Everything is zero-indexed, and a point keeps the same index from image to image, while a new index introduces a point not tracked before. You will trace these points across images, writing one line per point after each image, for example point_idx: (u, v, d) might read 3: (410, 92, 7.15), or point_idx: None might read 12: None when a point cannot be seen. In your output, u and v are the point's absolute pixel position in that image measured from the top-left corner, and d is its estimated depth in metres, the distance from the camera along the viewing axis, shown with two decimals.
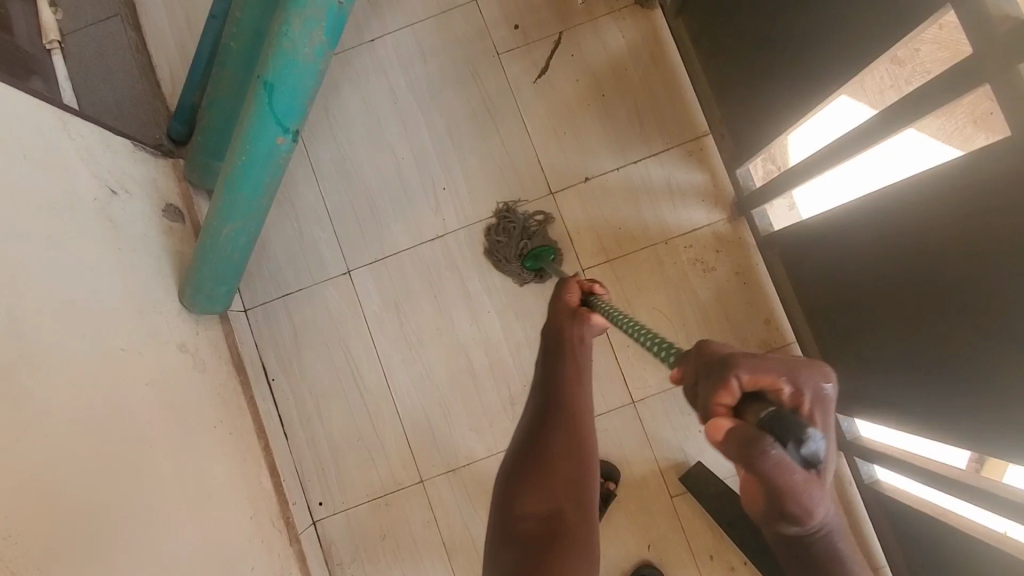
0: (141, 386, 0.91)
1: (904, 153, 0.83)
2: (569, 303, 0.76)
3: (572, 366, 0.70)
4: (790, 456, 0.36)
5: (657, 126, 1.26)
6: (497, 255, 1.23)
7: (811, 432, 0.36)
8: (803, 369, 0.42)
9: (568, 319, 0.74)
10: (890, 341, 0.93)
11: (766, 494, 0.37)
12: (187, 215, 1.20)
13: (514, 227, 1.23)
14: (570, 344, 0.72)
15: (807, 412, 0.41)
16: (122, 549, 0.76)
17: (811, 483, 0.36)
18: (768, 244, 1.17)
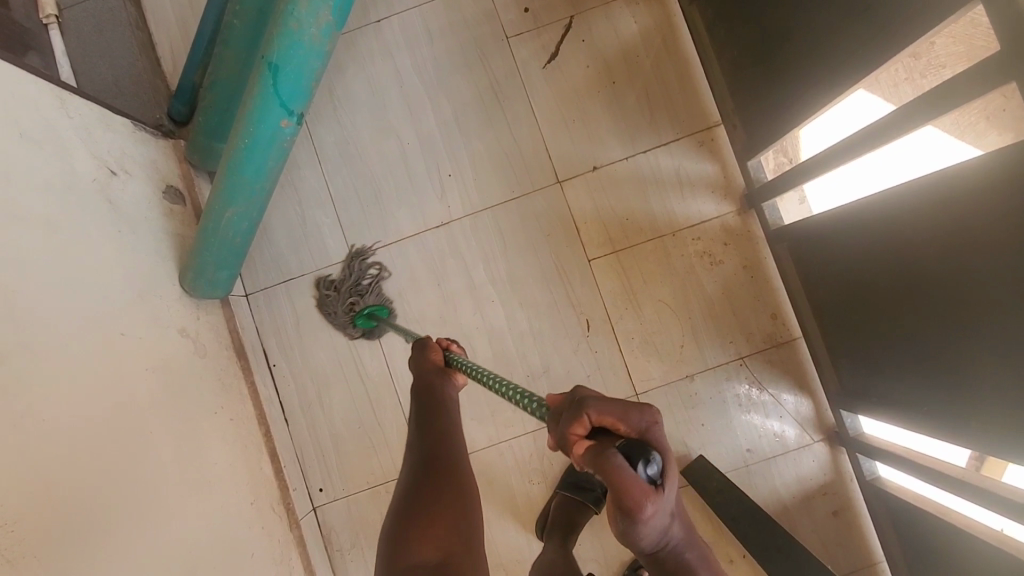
0: (141, 372, 0.90)
1: (919, 149, 0.82)
2: (432, 356, 0.69)
3: (444, 418, 0.61)
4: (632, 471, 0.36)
5: (668, 115, 1.23)
6: (326, 309, 1.22)
7: (654, 455, 0.37)
8: (641, 408, 0.42)
9: (434, 375, 0.67)
10: (898, 339, 0.92)
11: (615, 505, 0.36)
12: (188, 197, 1.18)
13: (345, 280, 1.22)
14: (440, 394, 0.64)
15: None
16: (121, 536, 0.76)
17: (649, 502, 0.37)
18: (778, 238, 1.15)
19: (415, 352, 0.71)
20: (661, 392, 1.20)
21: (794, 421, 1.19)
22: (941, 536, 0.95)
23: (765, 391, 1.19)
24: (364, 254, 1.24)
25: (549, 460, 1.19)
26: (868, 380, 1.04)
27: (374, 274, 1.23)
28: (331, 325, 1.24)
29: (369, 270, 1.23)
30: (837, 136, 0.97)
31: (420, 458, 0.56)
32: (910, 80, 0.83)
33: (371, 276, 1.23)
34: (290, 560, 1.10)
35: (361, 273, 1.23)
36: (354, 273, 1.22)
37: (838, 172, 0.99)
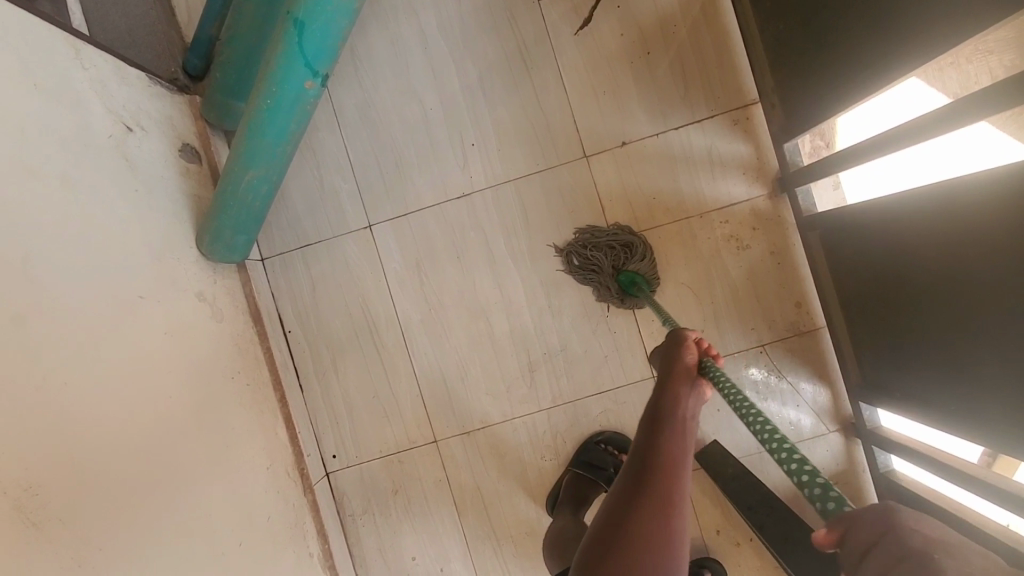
0: (159, 335, 0.89)
1: (964, 147, 0.80)
2: (684, 364, 0.68)
3: (683, 422, 0.60)
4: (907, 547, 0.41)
5: (703, 90, 1.18)
6: (583, 272, 1.17)
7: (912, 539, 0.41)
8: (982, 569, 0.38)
9: (685, 373, 0.67)
10: (927, 337, 0.90)
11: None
12: (204, 156, 1.15)
13: (599, 242, 1.16)
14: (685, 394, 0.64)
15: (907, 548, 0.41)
16: (142, 500, 0.77)
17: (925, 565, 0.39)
18: (809, 226, 1.11)
19: (672, 341, 0.73)
20: None
21: (810, 411, 1.18)
22: None
23: (784, 379, 1.18)
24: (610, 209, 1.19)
25: (562, 438, 1.19)
26: (888, 375, 1.02)
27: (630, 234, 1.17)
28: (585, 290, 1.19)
29: (627, 230, 1.17)
30: (879, 124, 0.95)
31: (640, 457, 0.57)
32: (956, 64, 0.82)
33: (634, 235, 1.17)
34: (304, 523, 1.12)
35: (615, 233, 1.17)
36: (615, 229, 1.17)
37: (877, 162, 0.96)
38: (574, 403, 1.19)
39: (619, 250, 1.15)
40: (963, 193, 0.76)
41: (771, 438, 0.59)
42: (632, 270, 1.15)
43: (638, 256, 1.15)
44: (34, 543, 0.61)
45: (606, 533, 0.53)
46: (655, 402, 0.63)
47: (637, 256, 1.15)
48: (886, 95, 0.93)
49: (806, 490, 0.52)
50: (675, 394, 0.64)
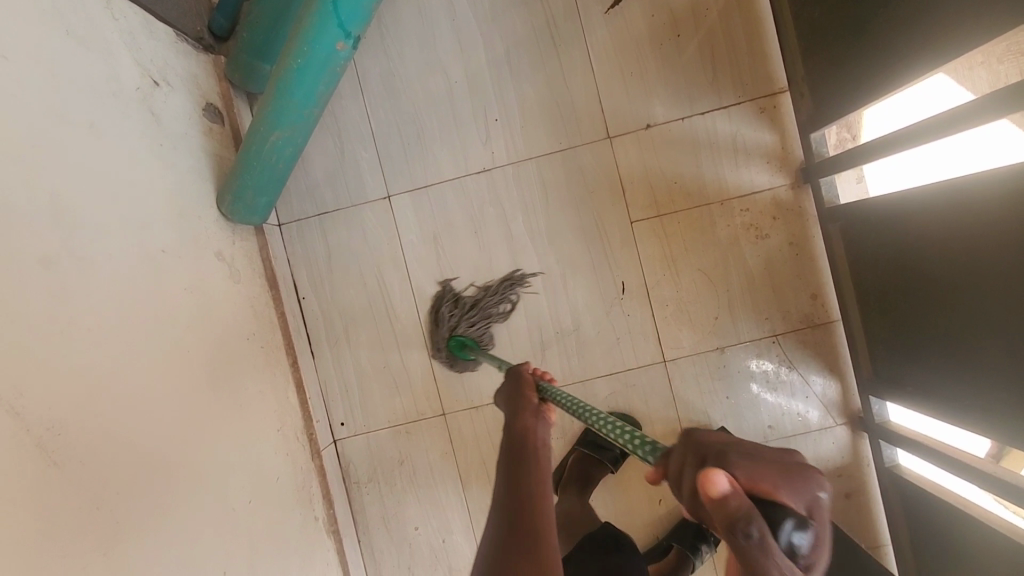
0: (179, 291, 0.89)
1: (987, 142, 0.79)
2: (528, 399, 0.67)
3: (537, 476, 0.54)
4: (692, 458, 0.37)
5: (731, 76, 1.17)
6: (436, 317, 1.19)
7: (699, 444, 0.38)
8: (800, 476, 0.34)
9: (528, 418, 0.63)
10: (942, 333, 0.90)
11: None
12: (227, 117, 1.14)
13: (466, 300, 1.18)
14: (532, 437, 0.60)
15: (693, 459, 0.37)
16: (159, 450, 0.78)
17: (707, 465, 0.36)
18: (830, 217, 1.10)
19: (509, 390, 0.71)
20: (689, 361, 1.19)
21: (819, 404, 1.18)
22: (949, 525, 0.96)
23: (794, 370, 1.18)
24: (522, 283, 1.20)
25: (570, 417, 1.20)
26: (899, 370, 1.02)
27: (495, 301, 1.19)
28: (427, 334, 1.22)
29: (502, 303, 1.20)
30: (906, 118, 0.94)
31: (504, 511, 0.51)
32: (986, 64, 0.81)
33: (503, 309, 1.19)
34: (311, 488, 1.13)
35: (481, 296, 1.19)
36: (490, 295, 1.19)
37: (902, 156, 0.95)
38: (583, 383, 1.20)
39: (467, 310, 1.18)
40: (986, 188, 0.75)
41: (613, 425, 0.56)
42: (463, 333, 1.18)
43: (478, 324, 1.18)
44: (55, 481, 0.62)
45: None
46: (506, 445, 0.59)
47: (479, 327, 1.18)
48: (917, 90, 0.92)
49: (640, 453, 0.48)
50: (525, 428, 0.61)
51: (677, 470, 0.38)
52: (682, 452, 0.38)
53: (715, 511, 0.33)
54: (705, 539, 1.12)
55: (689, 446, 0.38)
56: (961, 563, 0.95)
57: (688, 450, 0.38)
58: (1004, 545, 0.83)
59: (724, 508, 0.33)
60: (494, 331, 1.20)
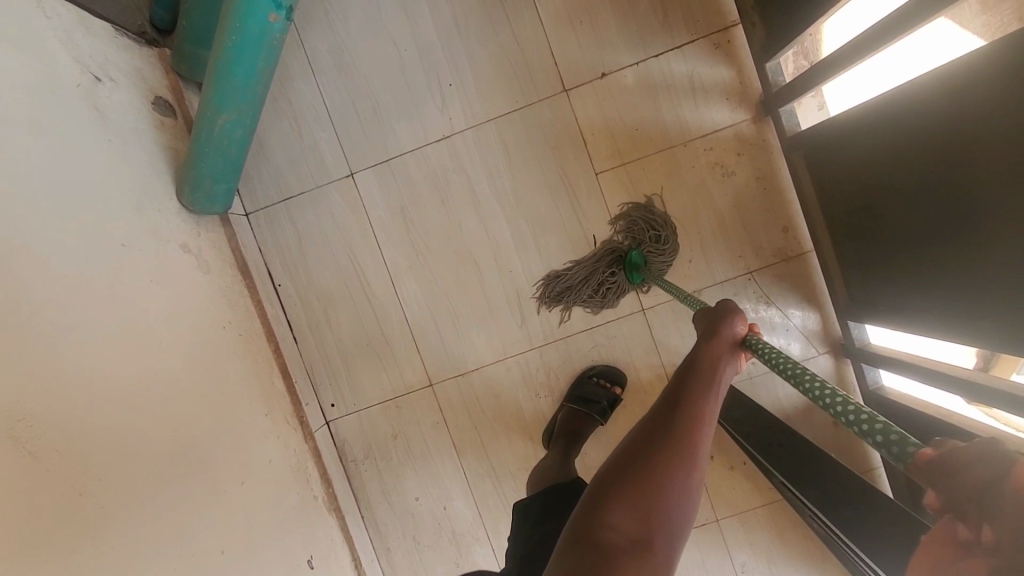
0: (145, 284, 0.89)
1: (934, 48, 0.78)
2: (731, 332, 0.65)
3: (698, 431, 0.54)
4: (970, 465, 0.37)
5: (683, 15, 1.15)
6: (577, 274, 1.17)
7: (983, 452, 0.37)
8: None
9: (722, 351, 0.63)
10: (911, 246, 0.90)
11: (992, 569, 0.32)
12: (178, 109, 1.13)
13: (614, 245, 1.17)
14: (719, 368, 0.61)
15: (968, 469, 0.37)
16: (140, 438, 0.78)
17: (993, 467, 0.35)
18: (794, 146, 1.09)
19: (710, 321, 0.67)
20: (668, 307, 1.19)
21: (800, 335, 1.19)
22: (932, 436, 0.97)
23: (772, 305, 1.19)
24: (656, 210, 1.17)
25: (556, 374, 1.21)
26: (875, 290, 1.02)
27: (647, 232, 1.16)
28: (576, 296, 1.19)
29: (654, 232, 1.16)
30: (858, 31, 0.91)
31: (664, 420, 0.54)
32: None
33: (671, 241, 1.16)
34: (307, 468, 1.14)
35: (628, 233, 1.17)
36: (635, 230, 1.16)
37: (861, 68, 0.92)
38: (566, 339, 1.20)
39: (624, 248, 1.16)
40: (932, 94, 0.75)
41: (819, 391, 0.55)
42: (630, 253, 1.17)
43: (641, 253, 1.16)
44: (35, 471, 0.63)
45: (617, 477, 0.51)
46: (691, 364, 0.61)
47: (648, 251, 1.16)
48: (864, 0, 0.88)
49: (849, 422, 0.50)
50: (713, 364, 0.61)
51: (974, 462, 0.37)
52: (954, 458, 0.38)
53: (1012, 503, 0.32)
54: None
55: (962, 456, 0.38)
56: None
57: (962, 456, 0.37)
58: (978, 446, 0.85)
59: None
60: (473, 297, 1.21)
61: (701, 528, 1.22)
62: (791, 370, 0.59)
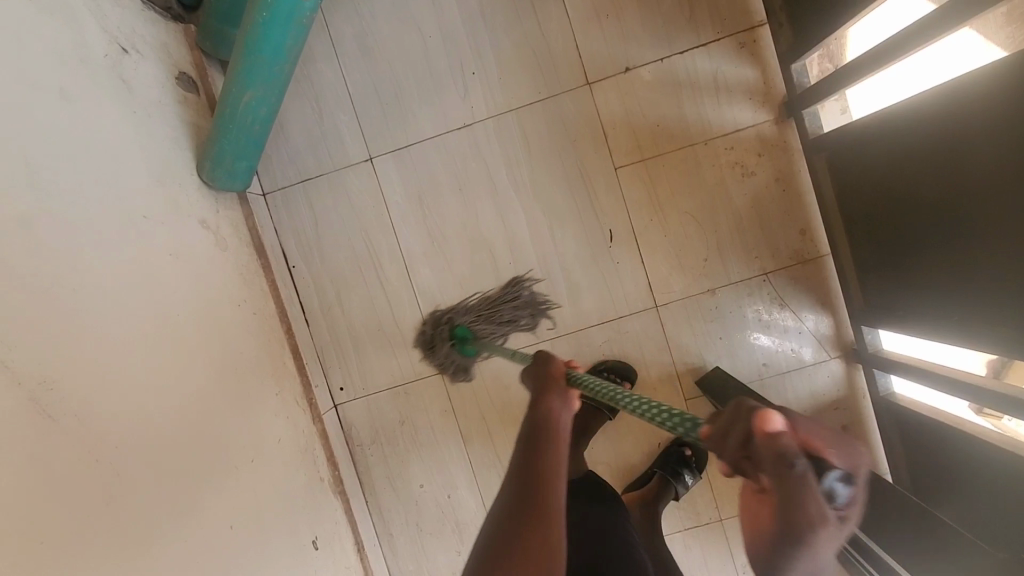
0: (165, 257, 0.89)
1: (960, 55, 0.78)
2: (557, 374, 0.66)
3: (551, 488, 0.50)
4: (733, 427, 0.36)
5: (709, 12, 1.15)
6: (429, 340, 1.20)
7: (739, 409, 0.36)
8: (851, 442, 0.34)
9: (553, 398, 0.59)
10: (929, 252, 0.89)
11: (784, 527, 0.31)
12: (201, 86, 1.13)
13: (454, 316, 1.19)
14: (556, 406, 0.59)
15: (730, 432, 0.36)
16: (156, 409, 0.79)
17: (750, 424, 0.34)
18: (815, 148, 1.09)
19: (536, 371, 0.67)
20: (681, 305, 1.19)
21: (812, 339, 1.19)
22: (941, 443, 0.97)
23: (786, 308, 1.18)
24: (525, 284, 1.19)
25: None
26: (890, 296, 1.02)
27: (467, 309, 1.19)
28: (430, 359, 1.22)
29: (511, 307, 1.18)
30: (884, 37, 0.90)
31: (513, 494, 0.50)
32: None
33: (528, 317, 1.19)
34: (315, 450, 1.14)
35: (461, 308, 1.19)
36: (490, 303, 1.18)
37: (885, 72, 0.92)
38: (578, 332, 1.20)
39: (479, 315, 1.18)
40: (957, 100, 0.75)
41: (638, 404, 0.54)
42: (465, 323, 1.19)
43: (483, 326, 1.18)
44: (54, 435, 0.63)
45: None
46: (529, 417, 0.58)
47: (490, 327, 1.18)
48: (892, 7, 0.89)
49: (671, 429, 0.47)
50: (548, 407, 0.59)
51: (723, 423, 0.37)
52: (722, 422, 0.37)
53: (766, 456, 0.32)
54: (687, 467, 1.16)
55: (727, 417, 0.37)
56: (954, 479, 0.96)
57: (727, 419, 0.37)
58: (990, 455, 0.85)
59: (774, 449, 0.32)
60: (486, 286, 1.21)
61: (705, 527, 1.22)
62: (608, 390, 0.59)
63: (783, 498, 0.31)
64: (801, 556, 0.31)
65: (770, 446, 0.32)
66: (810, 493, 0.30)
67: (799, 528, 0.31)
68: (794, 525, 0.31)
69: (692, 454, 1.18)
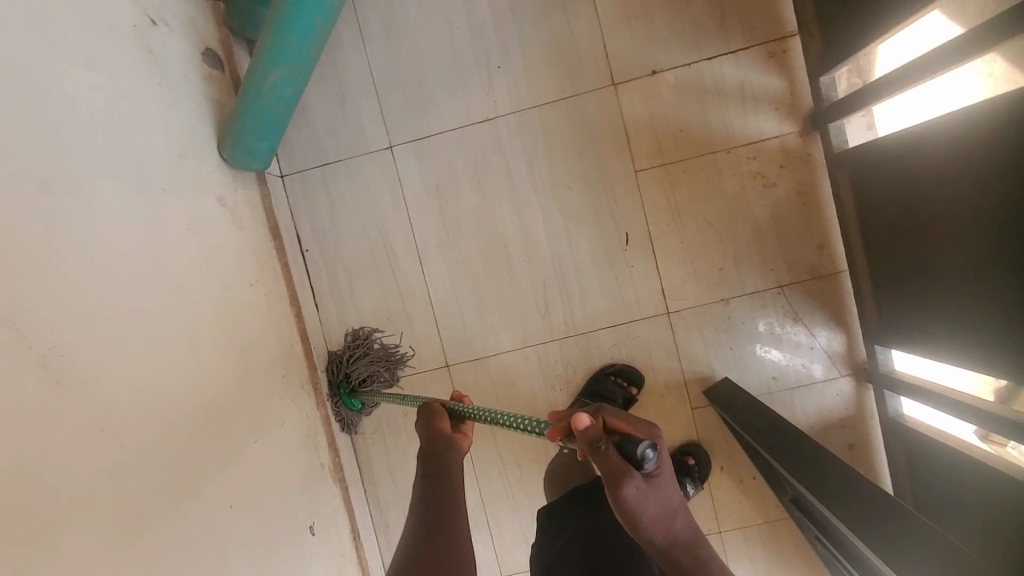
0: (181, 231, 0.89)
1: (983, 76, 0.77)
2: (439, 417, 0.73)
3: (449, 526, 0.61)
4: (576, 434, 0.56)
5: (740, 20, 1.14)
6: None
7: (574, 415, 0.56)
8: (648, 423, 0.56)
9: (441, 443, 0.70)
10: (946, 274, 0.88)
11: (607, 484, 0.54)
12: (226, 64, 1.13)
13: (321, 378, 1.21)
14: (445, 452, 0.69)
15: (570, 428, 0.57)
16: (163, 383, 0.78)
17: (580, 432, 0.54)
18: (839, 163, 1.08)
19: (420, 415, 0.75)
20: (693, 312, 1.18)
21: (823, 356, 1.18)
22: (949, 468, 0.95)
23: (799, 322, 1.17)
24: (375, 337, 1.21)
25: (574, 368, 1.20)
26: (905, 316, 1.01)
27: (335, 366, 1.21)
28: None
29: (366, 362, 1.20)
30: (913, 54, 0.90)
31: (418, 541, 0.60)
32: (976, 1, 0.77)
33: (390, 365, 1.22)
34: (317, 436, 1.13)
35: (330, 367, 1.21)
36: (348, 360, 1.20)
37: (910, 91, 0.91)
38: (587, 334, 1.20)
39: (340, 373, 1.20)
40: (986, 120, 0.74)
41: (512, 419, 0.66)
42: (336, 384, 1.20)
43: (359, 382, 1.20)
44: (61, 400, 0.62)
45: None
46: (423, 469, 0.68)
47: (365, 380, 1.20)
48: (919, 27, 0.88)
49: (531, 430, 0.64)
50: (436, 453, 0.69)
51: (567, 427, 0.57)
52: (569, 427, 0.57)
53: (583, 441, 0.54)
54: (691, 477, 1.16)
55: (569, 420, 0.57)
56: (960, 506, 0.94)
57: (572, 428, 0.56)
58: (999, 484, 0.83)
59: (586, 436, 0.54)
60: (499, 283, 1.20)
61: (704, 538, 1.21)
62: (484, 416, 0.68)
63: (601, 465, 0.54)
64: (628, 503, 0.53)
65: (582, 435, 0.54)
66: (612, 461, 0.53)
67: (613, 484, 0.53)
68: (611, 484, 0.53)
69: (696, 462, 1.17)
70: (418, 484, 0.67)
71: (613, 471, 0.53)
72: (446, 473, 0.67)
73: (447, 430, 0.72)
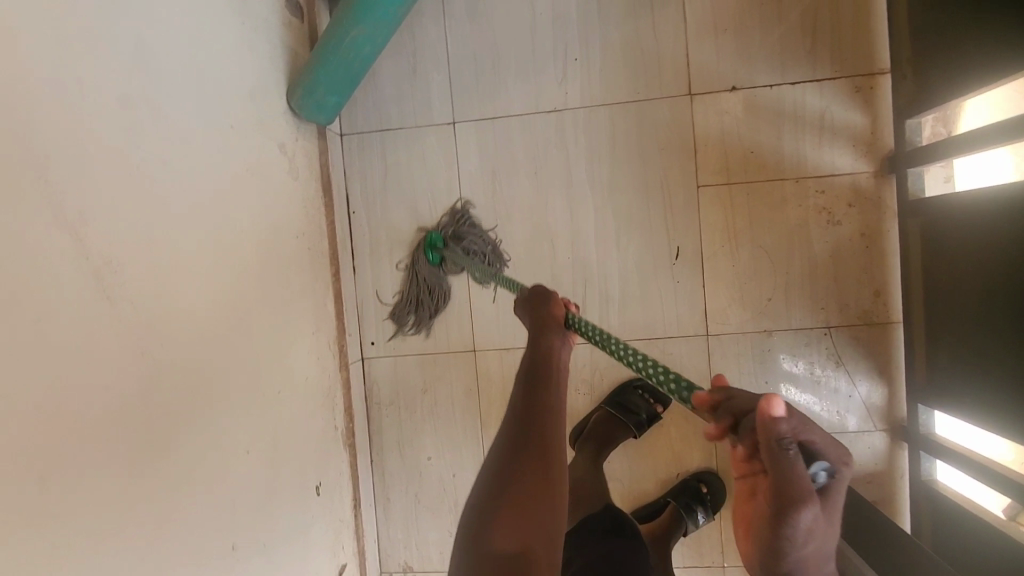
0: (241, 170, 0.88)
1: None
2: (556, 309, 0.72)
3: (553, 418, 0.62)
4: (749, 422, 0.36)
5: (832, 49, 1.10)
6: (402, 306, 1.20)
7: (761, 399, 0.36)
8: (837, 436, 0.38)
9: (552, 337, 0.69)
10: (1011, 341, 0.84)
11: (773, 508, 0.35)
12: (306, 15, 1.12)
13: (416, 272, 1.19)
14: (554, 349, 0.69)
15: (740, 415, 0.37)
16: (203, 317, 0.77)
17: (766, 427, 0.34)
18: (912, 211, 1.03)
19: (535, 304, 0.75)
20: (732, 338, 1.15)
21: (862, 406, 1.13)
22: (980, 544, 0.90)
23: (841, 367, 1.13)
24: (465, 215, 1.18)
25: (601, 374, 1.17)
26: (955, 379, 0.96)
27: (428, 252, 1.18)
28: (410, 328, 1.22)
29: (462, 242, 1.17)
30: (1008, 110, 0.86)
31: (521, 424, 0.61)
32: None
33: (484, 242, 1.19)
34: (336, 397, 1.12)
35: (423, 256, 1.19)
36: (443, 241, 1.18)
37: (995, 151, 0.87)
38: None
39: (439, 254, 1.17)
40: None
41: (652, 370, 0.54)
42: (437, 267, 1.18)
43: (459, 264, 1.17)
44: (108, 316, 0.62)
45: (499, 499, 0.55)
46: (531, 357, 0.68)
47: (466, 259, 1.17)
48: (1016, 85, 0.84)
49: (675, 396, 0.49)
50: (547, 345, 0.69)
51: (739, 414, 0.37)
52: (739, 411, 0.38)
53: (763, 441, 0.35)
54: (703, 506, 1.10)
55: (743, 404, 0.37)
56: None
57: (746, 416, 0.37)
58: None
59: (770, 435, 0.34)
60: (540, 276, 1.18)
61: (707, 569, 1.17)
62: (601, 337, 0.64)
63: (777, 481, 0.35)
64: (792, 538, 0.36)
65: (770, 432, 0.34)
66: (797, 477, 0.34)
67: (786, 508, 0.35)
68: (784, 507, 0.35)
69: (709, 491, 1.12)
70: (525, 372, 0.68)
71: (793, 492, 0.34)
72: (553, 368, 0.67)
73: (558, 325, 0.71)
